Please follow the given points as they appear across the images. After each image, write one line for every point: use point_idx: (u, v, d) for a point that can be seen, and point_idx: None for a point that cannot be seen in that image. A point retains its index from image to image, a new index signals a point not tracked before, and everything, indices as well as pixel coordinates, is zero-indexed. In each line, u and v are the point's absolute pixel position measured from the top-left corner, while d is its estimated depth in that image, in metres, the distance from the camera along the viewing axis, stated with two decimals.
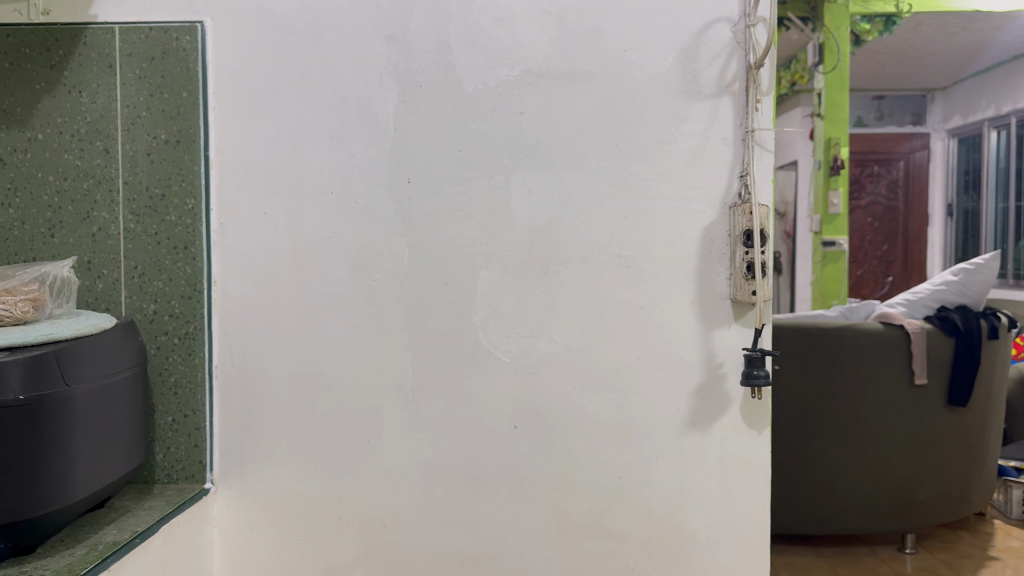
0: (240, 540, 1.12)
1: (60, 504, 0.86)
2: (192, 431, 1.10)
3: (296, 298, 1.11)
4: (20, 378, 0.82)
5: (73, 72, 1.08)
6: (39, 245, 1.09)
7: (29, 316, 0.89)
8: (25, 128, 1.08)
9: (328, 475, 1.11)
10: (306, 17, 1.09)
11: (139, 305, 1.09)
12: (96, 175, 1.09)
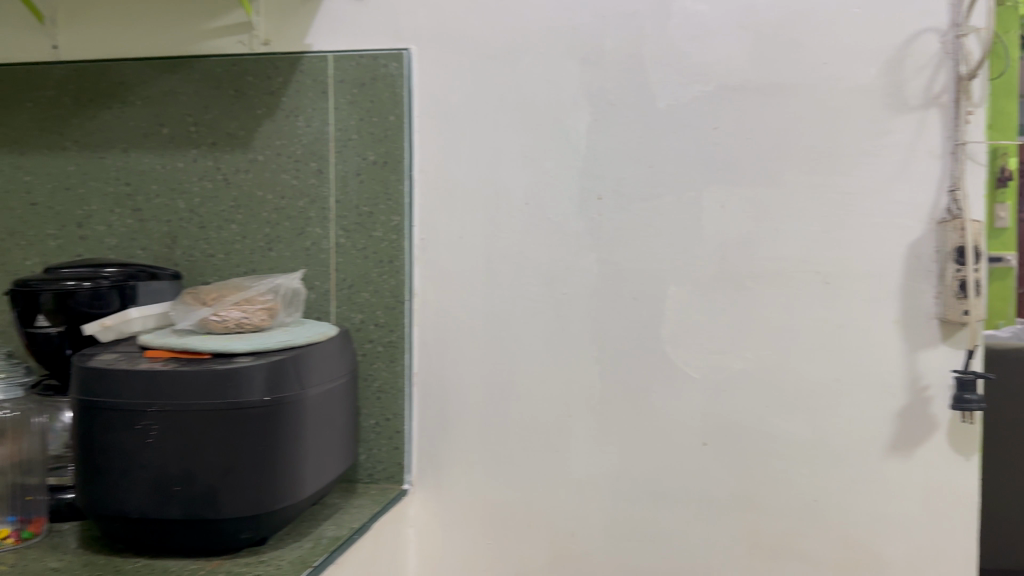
0: (433, 541, 1.17)
1: (292, 499, 0.92)
2: (393, 434, 1.16)
3: (489, 310, 1.14)
4: (264, 379, 0.89)
5: (292, 98, 1.16)
6: (258, 258, 1.18)
7: (265, 323, 0.97)
8: (247, 150, 1.17)
9: (518, 483, 1.14)
10: (502, 40, 1.12)
11: (347, 314, 1.16)
12: (310, 194, 1.16)
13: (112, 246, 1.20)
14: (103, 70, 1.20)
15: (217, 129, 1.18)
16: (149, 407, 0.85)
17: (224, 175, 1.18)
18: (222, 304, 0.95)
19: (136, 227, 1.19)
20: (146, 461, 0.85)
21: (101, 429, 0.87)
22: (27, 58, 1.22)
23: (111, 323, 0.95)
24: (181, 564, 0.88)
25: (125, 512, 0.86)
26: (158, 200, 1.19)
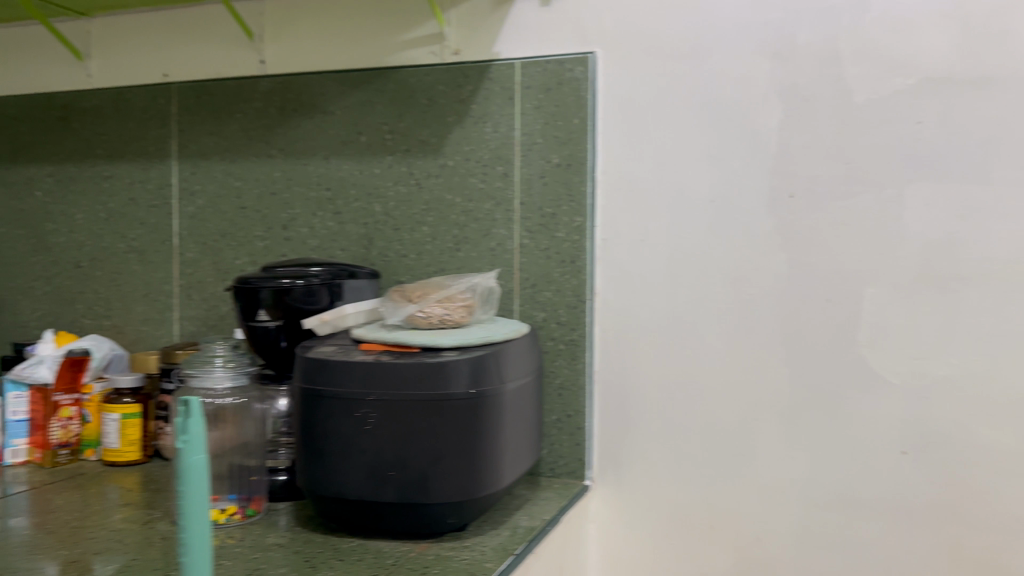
0: (614, 537, 1.18)
1: (492, 489, 0.95)
2: (575, 431, 1.18)
3: (673, 310, 1.14)
4: (469, 373, 0.92)
5: (480, 105, 1.20)
6: (448, 258, 1.23)
7: (464, 320, 1.01)
8: (438, 156, 1.23)
9: (701, 484, 1.14)
10: (688, 40, 1.12)
11: (530, 312, 1.20)
12: (496, 197, 1.20)
13: (313, 247, 1.29)
14: (305, 83, 1.28)
15: (410, 137, 1.24)
16: (367, 396, 0.91)
17: (416, 180, 1.24)
18: (426, 301, 1.00)
19: (334, 228, 1.28)
20: (364, 446, 0.91)
21: (322, 416, 0.93)
22: (237, 73, 1.32)
23: (329, 318, 1.03)
24: (392, 545, 0.92)
25: (344, 493, 0.92)
26: (354, 203, 1.27)
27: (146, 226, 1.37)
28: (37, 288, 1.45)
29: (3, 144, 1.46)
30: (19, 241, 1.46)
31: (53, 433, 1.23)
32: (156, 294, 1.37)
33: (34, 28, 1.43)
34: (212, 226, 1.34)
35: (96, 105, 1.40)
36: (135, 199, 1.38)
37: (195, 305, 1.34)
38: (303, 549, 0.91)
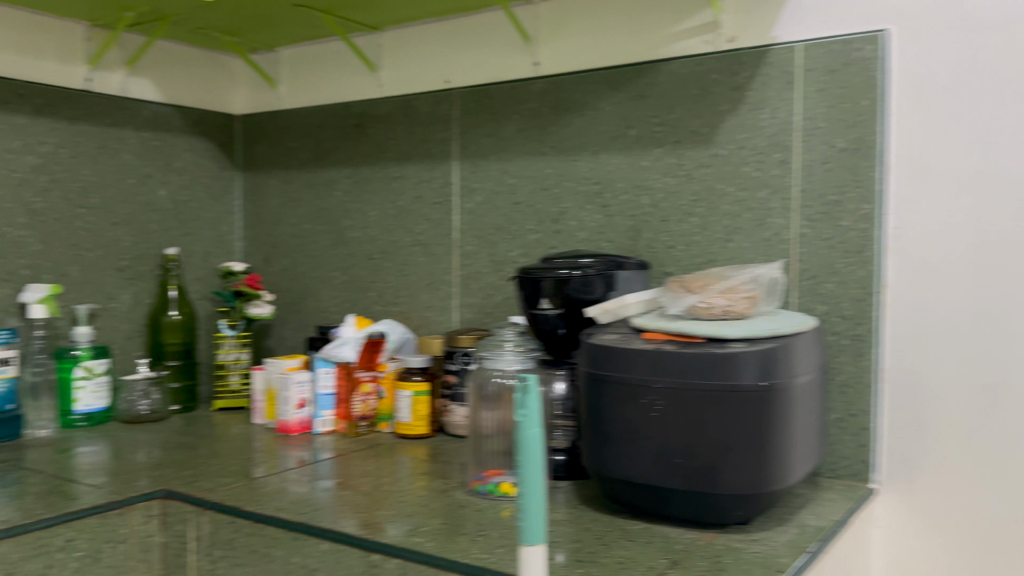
0: (905, 543, 1.11)
1: (783, 485, 0.91)
2: (859, 431, 1.12)
3: (979, 305, 1.05)
4: (758, 365, 0.88)
5: (756, 91, 1.18)
6: (718, 249, 1.21)
7: (748, 311, 0.97)
8: (711, 145, 1.21)
9: (1010, 497, 1.03)
10: (1002, 7, 1.02)
11: (809, 306, 1.15)
12: (773, 185, 1.17)
13: (583, 239, 1.33)
14: (577, 81, 1.32)
15: (681, 127, 1.24)
16: (654, 383, 0.90)
17: (686, 171, 1.23)
18: (707, 291, 0.97)
19: (603, 221, 1.31)
20: (651, 433, 0.91)
21: (609, 401, 0.94)
22: (513, 75, 1.39)
23: (610, 306, 1.05)
24: (679, 532, 0.93)
25: (631, 476, 0.93)
26: (624, 195, 1.29)
27: (429, 221, 1.49)
28: (335, 278, 1.62)
29: (308, 150, 1.65)
30: (321, 236, 1.64)
31: (355, 406, 1.37)
32: (437, 284, 1.49)
33: (334, 45, 1.60)
34: (488, 220, 1.42)
35: (387, 111, 1.54)
36: (420, 197, 1.50)
37: (472, 294, 1.44)
38: (592, 528, 0.94)
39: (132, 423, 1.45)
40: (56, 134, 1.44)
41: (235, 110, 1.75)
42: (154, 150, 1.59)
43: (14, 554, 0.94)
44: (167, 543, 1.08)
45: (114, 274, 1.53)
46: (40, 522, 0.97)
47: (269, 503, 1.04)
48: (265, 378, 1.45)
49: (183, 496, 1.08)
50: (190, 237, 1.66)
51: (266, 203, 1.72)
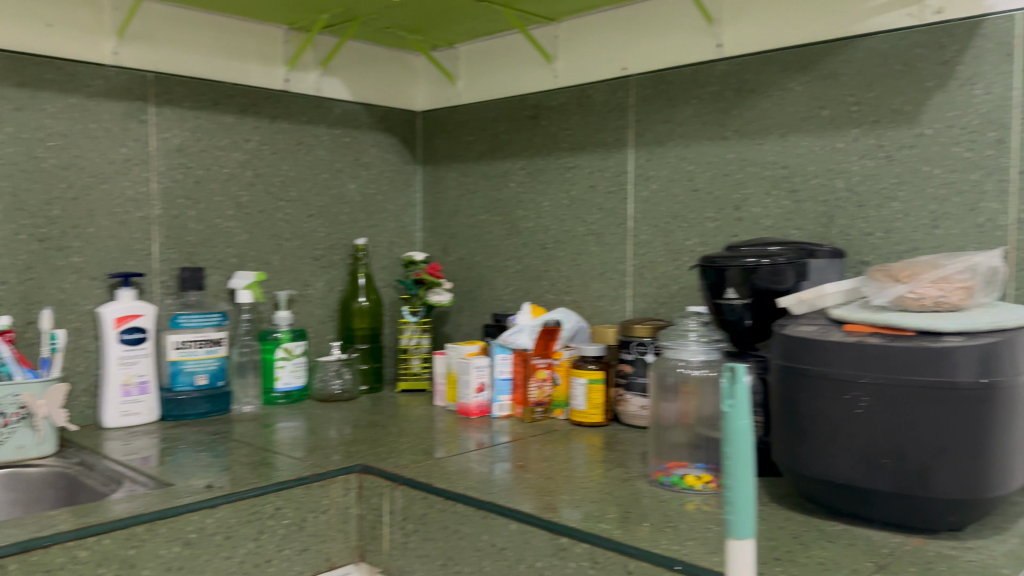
0: None
1: (1004, 490, 0.84)
2: None
3: None
4: (978, 361, 0.81)
5: (968, 65, 1.07)
6: (922, 236, 1.12)
7: (965, 303, 0.89)
8: (914, 125, 1.13)
9: None
10: None
11: None
12: (987, 166, 1.06)
13: (767, 227, 1.28)
14: (763, 62, 1.28)
15: (881, 106, 1.16)
16: (859, 378, 0.86)
17: (885, 153, 1.15)
18: (918, 281, 0.91)
19: (791, 208, 1.25)
20: (854, 431, 0.87)
21: (807, 396, 0.91)
22: (693, 59, 1.35)
23: (806, 296, 1.00)
24: (883, 535, 0.88)
25: (831, 475, 0.89)
26: (814, 180, 1.23)
27: (603, 210, 1.49)
28: (510, 267, 1.66)
29: (485, 143, 1.70)
30: (496, 226, 1.68)
31: (531, 392, 1.39)
32: (611, 273, 1.49)
33: (512, 38, 1.63)
34: (664, 209, 1.40)
35: (563, 102, 1.55)
36: (595, 186, 1.50)
37: (647, 284, 1.43)
38: (787, 526, 0.91)
39: (326, 401, 1.56)
40: (259, 132, 1.55)
41: (416, 106, 1.83)
42: (344, 146, 1.69)
43: (233, 518, 1.01)
44: (363, 516, 1.14)
45: (309, 262, 1.64)
46: (255, 490, 1.04)
47: (458, 481, 1.08)
48: (446, 362, 1.51)
49: (378, 471, 1.13)
50: (374, 229, 1.75)
51: (444, 194, 1.79)
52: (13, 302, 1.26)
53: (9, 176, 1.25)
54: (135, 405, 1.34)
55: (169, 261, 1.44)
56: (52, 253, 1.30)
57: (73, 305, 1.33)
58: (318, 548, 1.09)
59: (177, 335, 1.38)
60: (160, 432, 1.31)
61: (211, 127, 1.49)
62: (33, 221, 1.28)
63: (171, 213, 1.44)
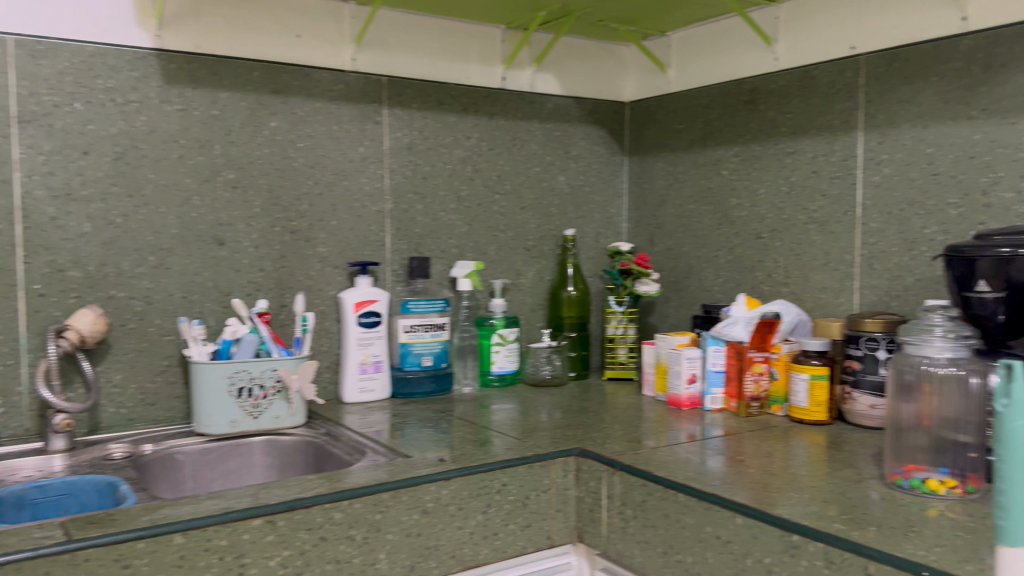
0: None
1: None
2: None
3: None
4: None
5: None
6: None
7: None
8: None
9: None
10: None
11: None
12: None
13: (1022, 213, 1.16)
14: (1020, 33, 1.16)
15: None
16: None
17: None
18: None
19: None
20: None
21: None
22: (936, 33, 1.25)
23: None
24: None
25: None
26: None
27: (826, 197, 1.43)
28: (721, 257, 1.63)
29: (696, 131, 1.68)
30: (707, 216, 1.66)
31: (747, 386, 1.35)
32: (835, 263, 1.42)
33: (729, 21, 1.60)
34: (898, 194, 1.32)
35: (784, 85, 1.50)
36: (818, 171, 1.44)
37: (877, 276, 1.35)
38: None
39: (537, 385, 1.61)
40: (478, 130, 1.63)
41: (626, 96, 1.84)
42: (556, 140, 1.74)
43: (465, 491, 1.06)
44: (582, 498, 1.15)
45: (521, 253, 1.70)
46: (484, 466, 1.08)
47: (677, 470, 1.08)
48: (656, 353, 1.51)
49: (596, 455, 1.14)
50: (583, 220, 1.79)
51: (652, 184, 1.78)
52: (270, 288, 1.42)
53: (266, 175, 1.40)
54: (370, 381, 1.46)
55: (398, 251, 1.55)
56: (301, 243, 1.44)
57: (318, 290, 1.47)
58: (539, 526, 1.12)
59: (406, 320, 1.48)
60: (390, 409, 1.42)
61: (436, 126, 1.58)
62: (286, 215, 1.43)
63: (400, 206, 1.54)
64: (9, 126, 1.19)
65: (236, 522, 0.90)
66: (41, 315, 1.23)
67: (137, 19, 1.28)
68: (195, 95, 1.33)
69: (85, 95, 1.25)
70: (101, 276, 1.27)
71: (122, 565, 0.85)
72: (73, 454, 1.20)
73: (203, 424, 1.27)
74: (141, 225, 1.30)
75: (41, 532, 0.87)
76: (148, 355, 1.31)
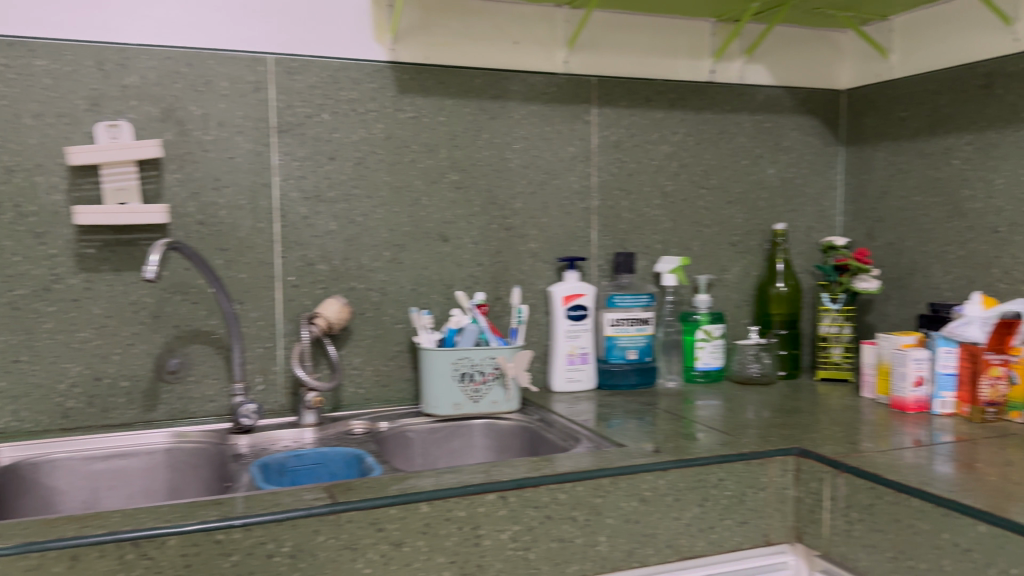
0: None
1: None
2: None
3: None
4: None
5: None
6: None
7: None
8: None
9: None
10: None
11: None
12: None
13: None
14: None
15: None
16: None
17: None
18: None
19: None
20: None
21: None
22: None
23: None
24: None
25: None
26: None
27: None
28: (951, 252, 1.53)
29: (922, 119, 1.59)
30: (934, 209, 1.56)
31: (982, 390, 1.27)
32: None
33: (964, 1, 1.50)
34: None
35: None
36: None
37: None
38: None
39: (745, 383, 1.59)
40: (686, 124, 1.64)
41: (840, 84, 1.77)
42: (766, 132, 1.71)
43: (681, 482, 1.07)
44: (802, 498, 1.12)
45: (729, 248, 1.69)
46: (701, 459, 1.09)
47: (907, 473, 1.03)
48: (877, 353, 1.45)
49: (819, 456, 1.10)
50: (794, 214, 1.74)
51: (871, 176, 1.71)
52: (487, 281, 1.50)
53: (484, 175, 1.49)
54: (578, 372, 1.52)
55: (605, 247, 1.59)
56: (516, 240, 1.52)
57: (531, 284, 1.54)
58: (757, 523, 1.12)
59: (612, 314, 1.51)
60: (598, 399, 1.47)
61: (644, 123, 1.60)
62: (502, 213, 1.51)
63: (608, 203, 1.58)
64: (270, 136, 1.35)
65: (472, 496, 0.98)
66: (294, 304, 1.38)
67: (374, 34, 1.41)
68: (424, 103, 1.44)
69: (332, 106, 1.39)
70: (343, 270, 1.41)
71: (377, 528, 0.94)
72: (321, 428, 1.34)
73: (431, 405, 1.37)
74: (377, 223, 1.43)
75: (310, 494, 0.98)
76: (381, 341, 1.44)
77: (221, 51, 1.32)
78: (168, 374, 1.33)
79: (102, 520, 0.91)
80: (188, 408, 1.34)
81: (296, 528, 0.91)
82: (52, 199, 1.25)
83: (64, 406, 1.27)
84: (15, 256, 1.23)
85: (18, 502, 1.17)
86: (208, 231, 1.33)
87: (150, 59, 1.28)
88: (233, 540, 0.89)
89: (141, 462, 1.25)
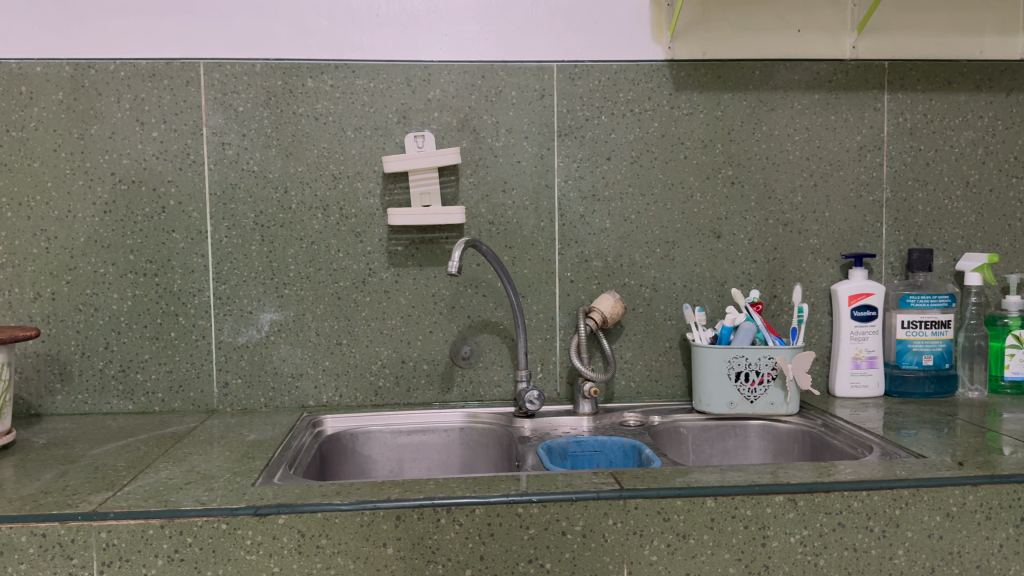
0: None
1: None
2: None
3: None
4: None
5: None
6: None
7: None
8: None
9: None
10: None
11: None
12: None
13: None
14: None
15: None
16: None
17: None
18: None
19: None
20: None
21: None
22: None
23: None
24: None
25: None
26: None
27: None
28: None
29: None
30: None
31: None
32: None
33: None
34: None
35: None
36: None
37: None
38: None
39: None
40: (993, 107, 1.49)
41: None
42: None
43: (995, 500, 0.99)
44: None
45: None
46: (1017, 476, 1.00)
47: None
48: None
49: None
50: None
51: None
52: (762, 279, 1.48)
53: (761, 169, 1.46)
54: (863, 377, 1.44)
55: (895, 243, 1.49)
56: (794, 235, 1.48)
57: (811, 282, 1.49)
58: None
59: (905, 315, 1.43)
60: (887, 405, 1.39)
61: (943, 107, 1.48)
62: (779, 208, 1.47)
63: (898, 196, 1.49)
64: (553, 139, 1.43)
65: (759, 495, 0.97)
66: (573, 297, 1.45)
67: (653, 35, 1.44)
68: (700, 99, 1.45)
69: (610, 108, 1.44)
70: (618, 266, 1.45)
71: (664, 517, 0.96)
72: (598, 417, 1.40)
73: (705, 402, 1.38)
74: (651, 220, 1.45)
75: (598, 478, 1.02)
76: (656, 336, 1.47)
77: (511, 62, 1.42)
78: (461, 359, 1.45)
79: (420, 486, 0.99)
80: (478, 392, 1.46)
81: (588, 509, 0.95)
82: (369, 202, 1.42)
83: (376, 384, 1.45)
84: (339, 252, 1.42)
85: (342, 466, 1.35)
86: (497, 230, 1.43)
87: (449, 73, 1.41)
88: (530, 514, 0.94)
89: (439, 438, 1.40)
